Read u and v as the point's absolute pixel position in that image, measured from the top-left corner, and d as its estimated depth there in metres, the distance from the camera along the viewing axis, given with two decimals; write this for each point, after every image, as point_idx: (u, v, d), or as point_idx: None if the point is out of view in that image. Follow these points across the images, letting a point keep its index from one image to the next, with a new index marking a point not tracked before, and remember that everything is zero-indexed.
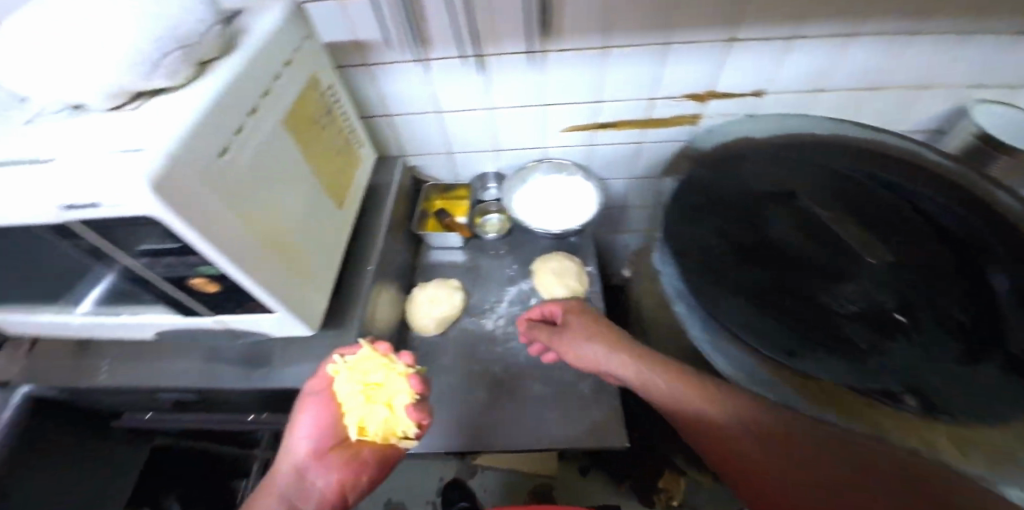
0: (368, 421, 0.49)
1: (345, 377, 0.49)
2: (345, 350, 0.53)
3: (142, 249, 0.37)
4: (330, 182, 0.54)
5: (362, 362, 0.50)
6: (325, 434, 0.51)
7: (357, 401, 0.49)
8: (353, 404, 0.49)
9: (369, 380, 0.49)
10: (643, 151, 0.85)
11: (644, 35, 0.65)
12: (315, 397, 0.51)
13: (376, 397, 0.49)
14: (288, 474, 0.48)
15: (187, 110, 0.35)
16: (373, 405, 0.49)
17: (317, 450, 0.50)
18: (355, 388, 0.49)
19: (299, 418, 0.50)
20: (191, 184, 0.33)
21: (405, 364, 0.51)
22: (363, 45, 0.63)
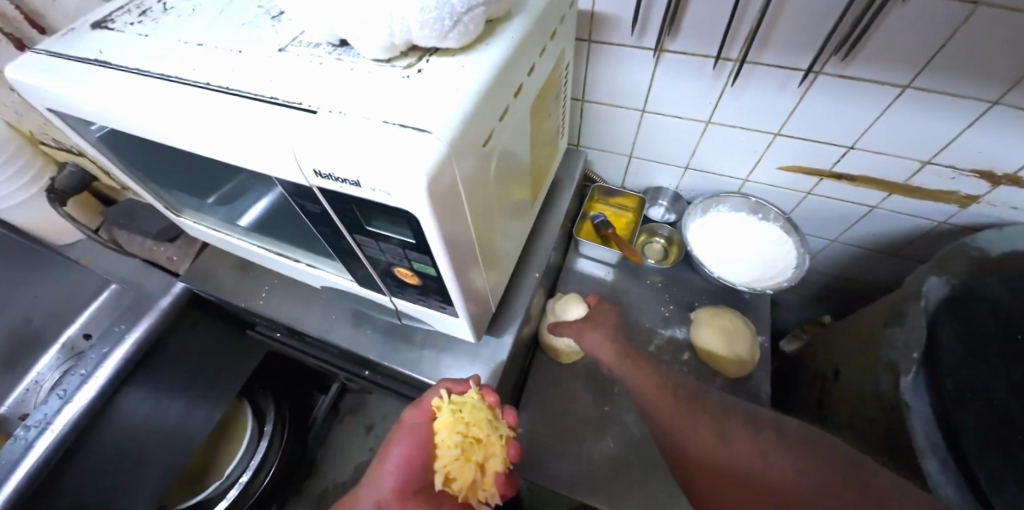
0: (458, 479, 0.40)
1: (445, 421, 0.40)
2: (451, 383, 0.44)
3: (366, 229, 0.31)
4: (534, 179, 0.47)
5: (469, 410, 0.41)
6: (413, 477, 0.39)
7: (448, 447, 0.40)
8: (442, 449, 0.40)
9: (470, 433, 0.40)
10: (868, 216, 0.68)
11: (977, 83, 0.47)
12: (415, 428, 0.41)
13: (471, 453, 0.40)
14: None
15: (466, 84, 0.28)
16: (467, 464, 0.40)
17: (400, 491, 0.38)
18: (451, 434, 0.40)
19: (392, 443, 0.41)
20: (454, 176, 0.27)
21: (506, 427, 0.43)
22: (601, 18, 0.54)
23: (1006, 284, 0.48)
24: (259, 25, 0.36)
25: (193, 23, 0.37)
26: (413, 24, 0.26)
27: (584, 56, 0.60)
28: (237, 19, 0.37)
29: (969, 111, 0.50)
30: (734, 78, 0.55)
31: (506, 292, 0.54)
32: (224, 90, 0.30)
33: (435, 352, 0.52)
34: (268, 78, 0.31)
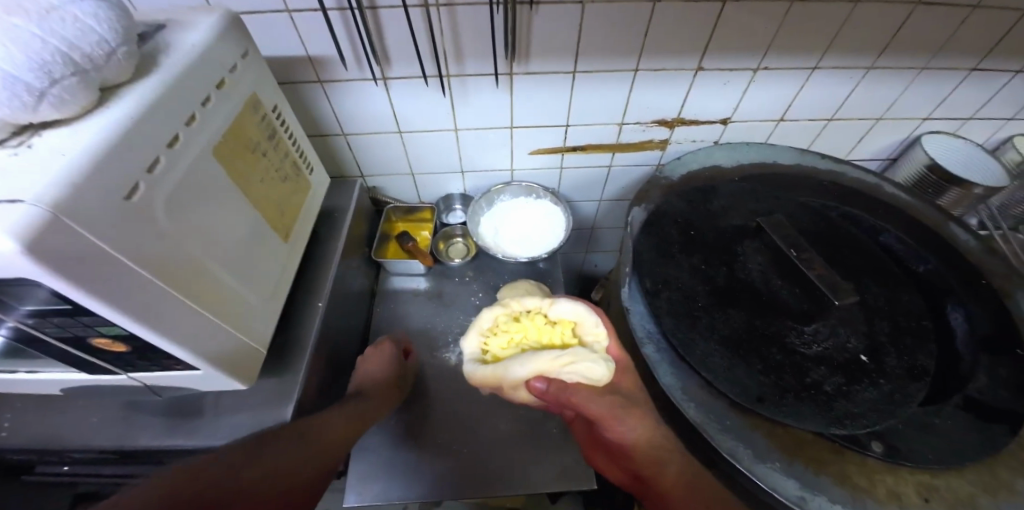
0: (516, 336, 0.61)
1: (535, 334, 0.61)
2: (539, 315, 0.62)
3: (25, 309, 0.31)
4: (271, 216, 0.50)
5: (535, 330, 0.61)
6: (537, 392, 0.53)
7: (563, 324, 0.60)
8: (521, 323, 0.62)
9: (513, 336, 0.61)
10: (610, 175, 0.85)
11: (613, 60, 0.64)
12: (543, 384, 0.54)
13: (541, 338, 0.61)
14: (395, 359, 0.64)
15: (79, 148, 0.30)
16: (538, 335, 0.61)
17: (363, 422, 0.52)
18: (564, 328, 0.60)
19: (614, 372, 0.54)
20: (86, 237, 0.28)
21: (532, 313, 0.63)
22: (318, 62, 0.60)
23: (681, 202, 0.64)
24: None
25: None
26: None
27: (323, 94, 0.65)
28: None
29: (618, 81, 0.67)
30: (452, 90, 0.65)
31: (291, 331, 0.54)
32: None
33: (224, 415, 0.50)
34: None
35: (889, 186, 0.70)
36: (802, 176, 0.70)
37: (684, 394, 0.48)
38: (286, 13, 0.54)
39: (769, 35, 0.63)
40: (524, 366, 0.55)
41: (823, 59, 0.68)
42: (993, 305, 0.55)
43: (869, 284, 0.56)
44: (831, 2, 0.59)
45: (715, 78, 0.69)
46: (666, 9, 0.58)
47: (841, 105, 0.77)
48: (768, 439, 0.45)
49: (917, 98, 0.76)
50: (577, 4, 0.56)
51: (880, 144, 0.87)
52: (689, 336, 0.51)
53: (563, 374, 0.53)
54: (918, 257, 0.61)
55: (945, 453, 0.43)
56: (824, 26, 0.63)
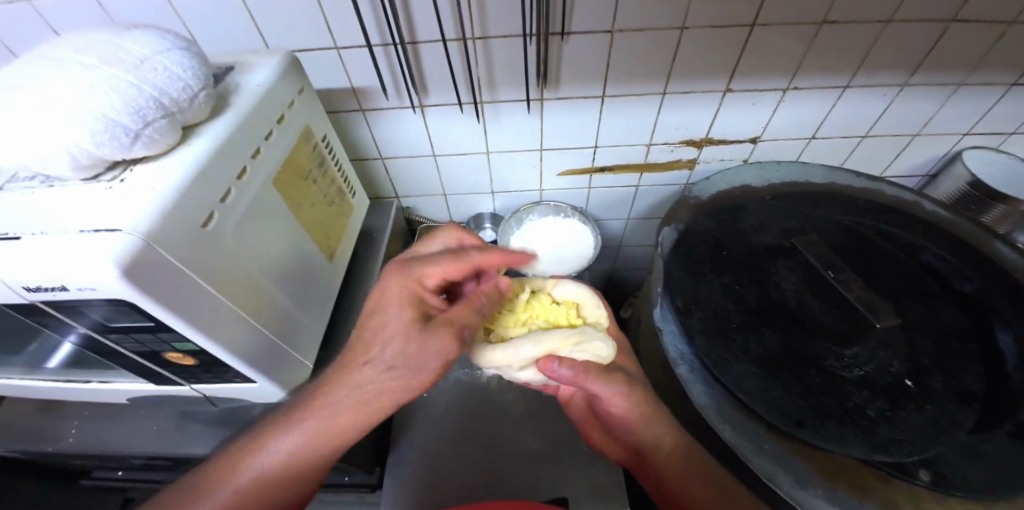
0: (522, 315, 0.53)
1: (538, 312, 0.53)
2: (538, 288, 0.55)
3: (111, 326, 0.34)
4: (319, 237, 0.53)
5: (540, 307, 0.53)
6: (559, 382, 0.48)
7: (568, 304, 0.55)
8: (524, 300, 0.54)
9: (518, 313, 0.53)
10: (637, 194, 0.86)
11: (642, 84, 0.66)
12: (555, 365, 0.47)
13: (547, 317, 0.53)
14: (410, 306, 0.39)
15: (166, 182, 0.33)
16: (542, 313, 0.53)
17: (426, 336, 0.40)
18: (566, 306, 0.55)
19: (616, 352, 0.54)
20: (172, 261, 0.31)
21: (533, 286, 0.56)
22: (362, 92, 0.64)
23: (711, 221, 0.64)
24: None
25: None
26: (90, 145, 0.30)
27: (365, 121, 0.69)
28: None
29: (646, 104, 0.69)
30: (485, 115, 0.68)
31: (333, 346, 0.57)
32: None
33: None
34: None
35: (928, 202, 0.68)
36: (836, 194, 0.69)
37: (719, 415, 0.47)
38: (335, 50, 0.59)
39: (798, 57, 0.64)
40: (533, 344, 0.48)
41: (855, 78, 0.68)
42: None
43: (908, 304, 0.55)
44: (862, 23, 0.60)
45: (743, 98, 0.69)
46: (694, 35, 0.60)
47: (875, 122, 0.76)
48: (809, 464, 0.44)
49: (957, 114, 0.75)
50: (606, 33, 0.58)
51: (918, 160, 0.84)
52: (723, 356, 0.50)
53: (574, 355, 0.48)
54: (962, 276, 0.59)
55: (999, 483, 0.42)
56: (854, 46, 0.63)
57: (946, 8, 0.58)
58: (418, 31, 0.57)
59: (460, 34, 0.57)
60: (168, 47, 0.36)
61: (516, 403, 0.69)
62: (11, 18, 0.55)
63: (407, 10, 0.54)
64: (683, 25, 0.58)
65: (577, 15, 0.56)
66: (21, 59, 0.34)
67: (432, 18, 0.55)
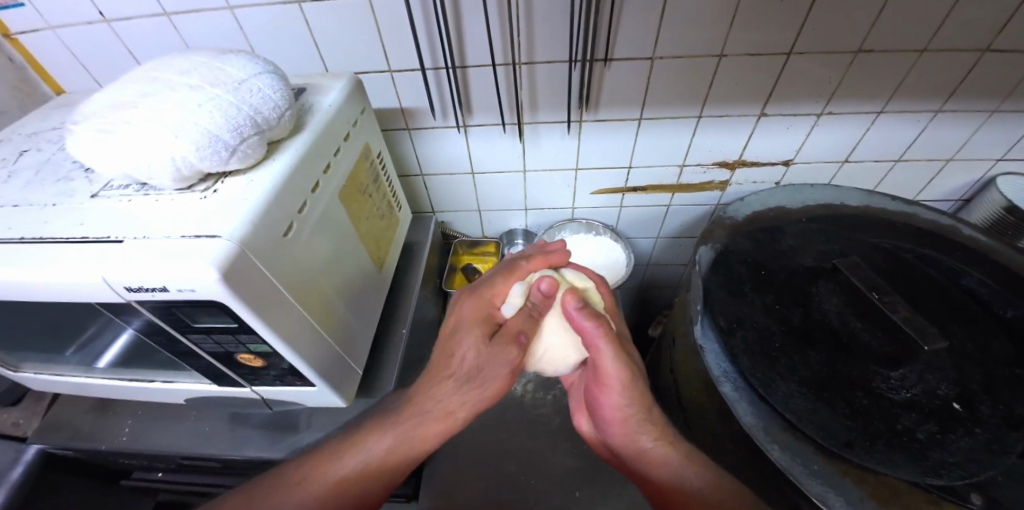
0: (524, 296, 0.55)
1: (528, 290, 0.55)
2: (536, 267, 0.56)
3: (195, 326, 0.36)
4: (371, 248, 0.55)
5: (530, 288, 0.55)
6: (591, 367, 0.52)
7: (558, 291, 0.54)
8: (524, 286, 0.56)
9: None
10: (668, 213, 0.87)
11: (678, 108, 0.68)
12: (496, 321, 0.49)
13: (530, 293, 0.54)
14: (480, 333, 0.45)
15: (255, 192, 0.36)
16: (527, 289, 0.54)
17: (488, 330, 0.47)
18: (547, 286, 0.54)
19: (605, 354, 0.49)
20: (258, 267, 0.33)
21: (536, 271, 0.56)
22: (410, 112, 0.68)
23: (748, 241, 0.65)
24: (72, 178, 0.40)
25: (4, 188, 0.40)
26: (194, 158, 0.33)
27: (410, 140, 0.72)
28: (51, 178, 0.40)
29: (682, 126, 0.71)
30: (526, 136, 0.71)
31: (379, 354, 0.59)
32: (38, 240, 0.33)
33: (319, 431, 0.54)
34: (78, 222, 0.35)
35: (967, 227, 0.68)
36: (873, 218, 0.69)
37: (766, 434, 0.47)
38: (389, 73, 0.62)
39: (833, 83, 0.65)
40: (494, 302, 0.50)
41: (889, 103, 0.69)
42: None
43: (953, 328, 0.54)
44: (896, 52, 0.62)
45: (777, 122, 0.71)
46: (731, 62, 0.62)
47: (909, 146, 0.76)
48: (860, 487, 0.44)
49: (992, 139, 0.75)
50: (647, 60, 0.61)
51: (951, 185, 0.85)
52: (768, 376, 0.50)
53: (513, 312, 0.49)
54: (1008, 303, 0.59)
55: None
56: (890, 73, 0.64)
57: (981, 39, 0.60)
58: (469, 56, 0.60)
59: (508, 60, 0.60)
60: (259, 70, 0.39)
61: (549, 418, 0.69)
62: (97, 40, 0.60)
63: (461, 36, 0.58)
64: (721, 53, 0.61)
65: (620, 43, 0.59)
66: (128, 79, 0.36)
67: (484, 45, 0.59)
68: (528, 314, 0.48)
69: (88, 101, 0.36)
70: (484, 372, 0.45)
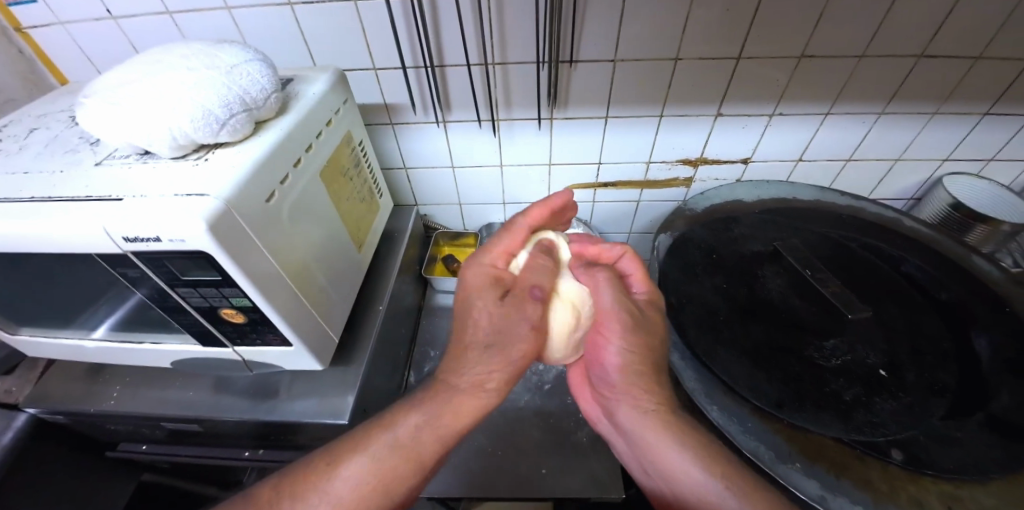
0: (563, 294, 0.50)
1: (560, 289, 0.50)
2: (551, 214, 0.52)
3: (183, 280, 0.40)
4: (352, 228, 0.60)
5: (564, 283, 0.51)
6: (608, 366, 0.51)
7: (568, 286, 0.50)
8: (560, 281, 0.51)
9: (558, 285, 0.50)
10: (638, 209, 0.93)
11: (640, 107, 0.74)
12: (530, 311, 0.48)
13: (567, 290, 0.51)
14: (494, 290, 0.45)
15: (241, 162, 0.41)
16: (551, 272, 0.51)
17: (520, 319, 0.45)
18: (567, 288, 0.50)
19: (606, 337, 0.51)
20: (240, 224, 0.38)
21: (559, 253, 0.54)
22: (392, 107, 0.73)
23: (704, 230, 0.70)
24: (78, 150, 0.45)
25: (16, 158, 0.45)
26: (189, 128, 0.37)
27: (392, 134, 0.78)
28: (60, 150, 0.45)
29: (645, 124, 0.77)
30: (500, 131, 0.77)
31: (357, 328, 0.63)
32: (46, 199, 0.38)
33: (297, 397, 0.57)
34: (84, 185, 0.39)
35: (909, 219, 0.73)
36: (822, 210, 0.75)
37: (708, 397, 0.51)
38: (373, 71, 0.68)
39: (781, 86, 0.72)
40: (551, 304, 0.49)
41: (835, 105, 0.75)
42: (1017, 332, 0.56)
43: (887, 306, 0.58)
44: (835, 57, 0.68)
45: (733, 121, 0.77)
46: (685, 66, 0.68)
47: (857, 147, 0.82)
48: (790, 443, 0.47)
49: (933, 141, 0.81)
50: (609, 61, 0.67)
51: (902, 184, 0.90)
52: (711, 346, 0.55)
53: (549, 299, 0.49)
54: (944, 287, 0.63)
55: (980, 476, 0.44)
56: (832, 77, 0.70)
57: (910, 47, 0.66)
58: (446, 57, 0.66)
59: (482, 60, 0.66)
60: (250, 58, 0.44)
61: (519, 395, 0.73)
62: (104, 36, 0.66)
63: (438, 38, 0.64)
64: (676, 57, 0.67)
65: (583, 46, 0.65)
66: (133, 62, 0.41)
67: (459, 47, 0.65)
68: (535, 266, 0.49)
69: (97, 82, 0.41)
70: (509, 334, 0.45)
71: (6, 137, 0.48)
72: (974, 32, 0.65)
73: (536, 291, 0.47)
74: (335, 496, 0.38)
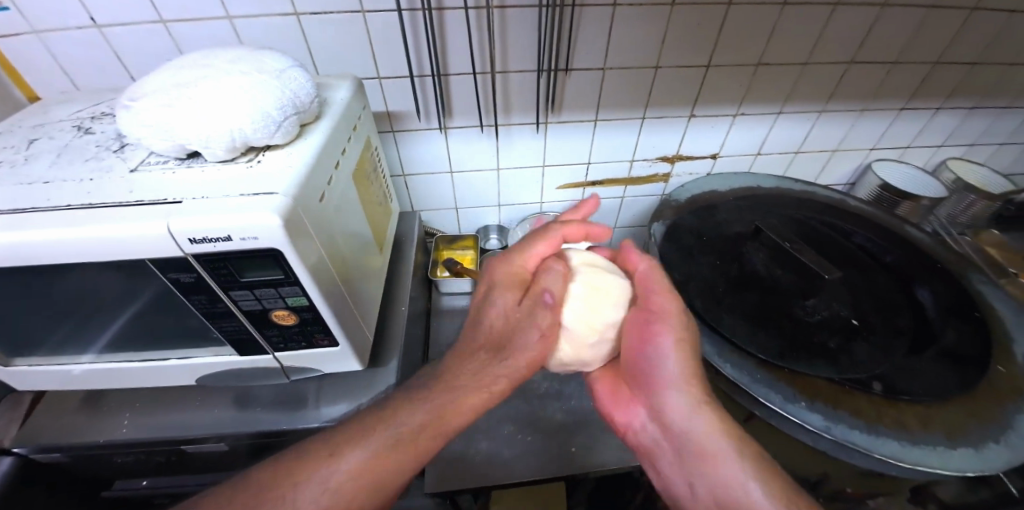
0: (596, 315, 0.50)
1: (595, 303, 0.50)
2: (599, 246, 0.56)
3: (240, 281, 0.40)
4: (375, 231, 0.61)
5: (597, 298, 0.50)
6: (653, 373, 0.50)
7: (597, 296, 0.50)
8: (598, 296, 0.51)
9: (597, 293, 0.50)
10: (623, 205, 1.01)
11: (626, 110, 0.82)
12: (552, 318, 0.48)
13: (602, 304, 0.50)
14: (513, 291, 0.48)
15: (295, 162, 0.42)
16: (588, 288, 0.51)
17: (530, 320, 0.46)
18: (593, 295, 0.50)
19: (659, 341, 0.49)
20: (304, 220, 0.39)
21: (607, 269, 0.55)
22: (395, 115, 0.75)
23: (691, 217, 0.79)
24: (103, 159, 0.43)
25: (28, 169, 0.42)
26: (248, 130, 0.38)
27: (394, 141, 0.79)
28: (79, 160, 0.43)
29: (629, 126, 0.84)
30: (500, 136, 0.81)
31: (383, 330, 0.64)
32: (89, 206, 0.36)
33: (329, 402, 0.57)
34: (128, 189, 0.38)
35: (851, 199, 0.87)
36: (783, 195, 0.86)
37: (721, 357, 0.58)
38: (378, 80, 0.70)
39: (742, 89, 0.83)
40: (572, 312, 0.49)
41: (785, 106, 0.87)
42: (948, 283, 0.69)
43: (849, 270, 0.69)
44: (783, 64, 0.80)
45: (703, 121, 0.87)
46: (665, 73, 0.77)
47: (802, 141, 0.96)
48: (793, 387, 0.55)
49: (860, 134, 0.97)
50: (600, 69, 0.74)
51: (838, 172, 1.06)
52: (716, 313, 0.62)
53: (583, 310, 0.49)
54: (887, 253, 0.76)
55: (940, 397, 0.53)
56: (781, 82, 0.83)
57: (838, 56, 0.80)
58: (451, 66, 0.70)
59: (485, 69, 0.71)
60: (290, 65, 0.45)
61: (537, 384, 0.76)
62: (85, 46, 0.62)
63: (444, 48, 0.67)
64: (657, 65, 0.76)
65: (578, 55, 0.72)
66: (173, 67, 0.42)
67: (464, 55, 0.69)
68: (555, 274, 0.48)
69: (134, 88, 0.40)
70: (520, 331, 0.46)
71: (5, 149, 0.45)
72: (886, 43, 0.79)
73: (548, 296, 0.46)
74: (335, 487, 0.37)
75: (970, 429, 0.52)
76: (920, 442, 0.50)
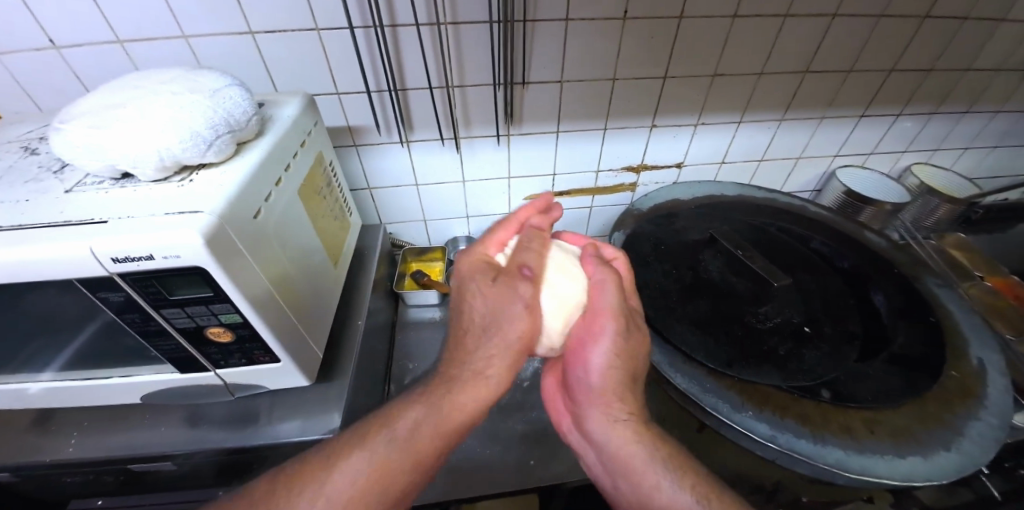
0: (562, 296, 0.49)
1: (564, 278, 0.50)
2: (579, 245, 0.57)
3: (171, 299, 0.40)
4: (328, 245, 0.61)
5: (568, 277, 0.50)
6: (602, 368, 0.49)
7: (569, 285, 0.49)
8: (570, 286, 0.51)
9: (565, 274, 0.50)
10: (592, 214, 1.02)
11: (586, 122, 0.83)
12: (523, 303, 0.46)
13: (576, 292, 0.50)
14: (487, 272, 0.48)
15: (228, 181, 0.42)
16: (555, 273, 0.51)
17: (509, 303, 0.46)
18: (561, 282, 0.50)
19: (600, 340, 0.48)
20: (233, 238, 0.39)
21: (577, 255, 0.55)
22: (356, 130, 0.76)
23: (652, 225, 0.79)
24: (41, 179, 0.43)
25: None
26: (177, 150, 0.39)
27: (356, 156, 0.80)
28: (18, 181, 0.44)
29: (591, 137, 0.86)
30: (462, 148, 0.82)
31: (338, 343, 0.64)
32: (16, 227, 0.37)
33: (279, 418, 0.56)
34: (58, 210, 0.39)
35: (812, 206, 0.88)
36: (745, 202, 0.87)
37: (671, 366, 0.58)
38: (336, 95, 0.71)
39: (700, 100, 0.84)
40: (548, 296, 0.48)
41: (744, 115, 0.89)
42: (903, 286, 0.70)
43: (805, 275, 0.70)
44: (738, 75, 0.81)
45: (665, 131, 0.88)
46: (622, 85, 0.78)
47: (766, 149, 0.97)
48: (742, 395, 0.55)
49: (822, 141, 0.98)
50: (556, 82, 0.76)
51: (805, 179, 1.07)
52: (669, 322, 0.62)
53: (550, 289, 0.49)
54: (844, 258, 0.77)
55: (889, 402, 0.53)
56: (739, 92, 0.84)
57: (792, 66, 0.82)
58: (408, 81, 0.71)
59: (442, 83, 0.72)
60: (230, 84, 0.46)
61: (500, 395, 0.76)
62: (42, 68, 0.63)
63: (400, 64, 0.68)
64: (613, 77, 0.77)
65: (533, 69, 0.73)
66: (109, 90, 0.42)
67: (420, 71, 0.70)
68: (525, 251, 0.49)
69: (70, 110, 0.41)
70: (505, 312, 0.46)
71: None
72: (837, 54, 0.81)
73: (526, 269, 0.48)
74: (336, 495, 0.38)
75: (919, 434, 0.51)
76: (866, 449, 0.50)
